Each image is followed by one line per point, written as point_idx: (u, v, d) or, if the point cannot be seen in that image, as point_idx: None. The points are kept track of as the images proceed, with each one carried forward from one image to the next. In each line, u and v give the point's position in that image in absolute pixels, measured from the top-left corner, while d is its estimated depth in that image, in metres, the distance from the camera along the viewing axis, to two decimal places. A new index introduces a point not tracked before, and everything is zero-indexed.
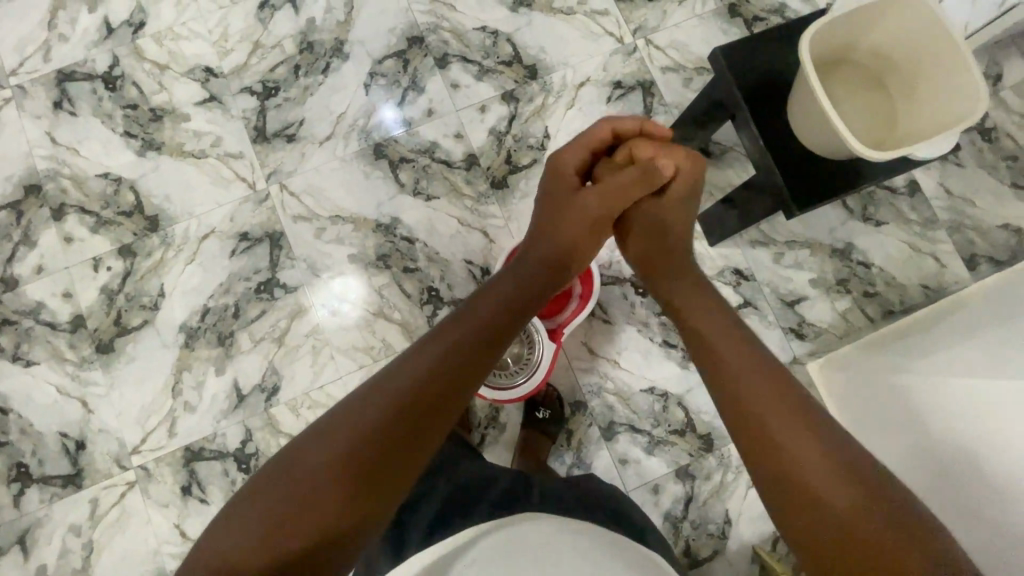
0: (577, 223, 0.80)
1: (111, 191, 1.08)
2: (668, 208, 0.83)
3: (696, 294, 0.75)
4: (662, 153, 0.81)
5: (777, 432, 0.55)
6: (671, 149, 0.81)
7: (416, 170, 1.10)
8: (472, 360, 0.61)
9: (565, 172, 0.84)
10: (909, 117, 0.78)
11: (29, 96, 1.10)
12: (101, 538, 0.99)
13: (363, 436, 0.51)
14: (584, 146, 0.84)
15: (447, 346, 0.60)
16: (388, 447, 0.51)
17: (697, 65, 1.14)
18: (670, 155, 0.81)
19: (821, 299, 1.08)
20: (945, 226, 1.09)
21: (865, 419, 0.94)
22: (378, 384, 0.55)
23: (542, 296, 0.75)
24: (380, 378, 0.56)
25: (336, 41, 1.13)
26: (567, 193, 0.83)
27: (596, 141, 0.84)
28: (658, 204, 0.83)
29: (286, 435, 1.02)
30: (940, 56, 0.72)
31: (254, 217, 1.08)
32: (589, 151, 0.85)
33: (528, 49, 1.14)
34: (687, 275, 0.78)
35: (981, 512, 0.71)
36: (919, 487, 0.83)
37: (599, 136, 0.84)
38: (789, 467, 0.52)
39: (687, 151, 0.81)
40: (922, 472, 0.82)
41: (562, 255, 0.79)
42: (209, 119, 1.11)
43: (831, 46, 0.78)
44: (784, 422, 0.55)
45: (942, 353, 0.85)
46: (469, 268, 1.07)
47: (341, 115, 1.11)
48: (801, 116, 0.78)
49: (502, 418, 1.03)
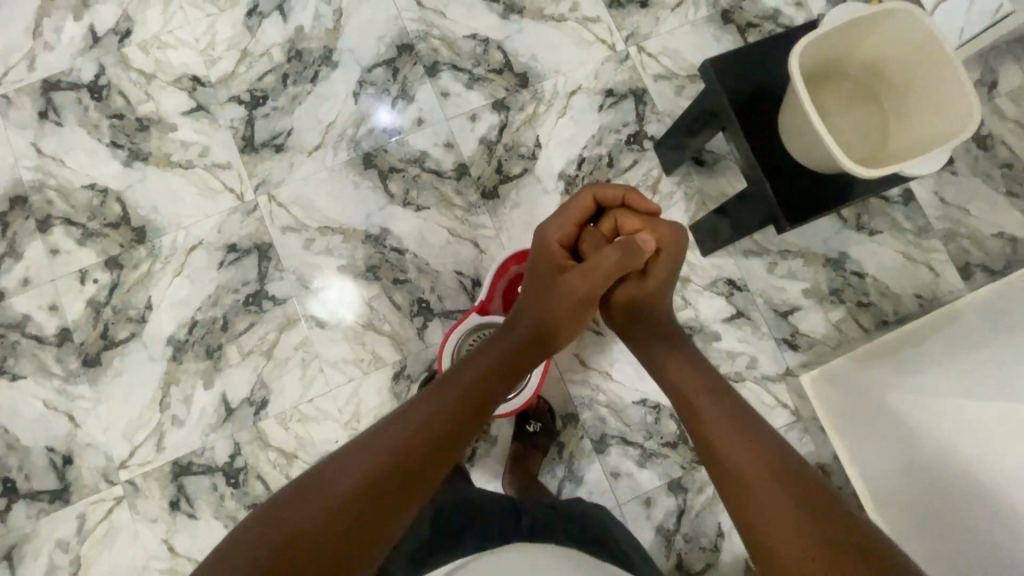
0: (559, 296, 0.78)
1: (98, 202, 1.07)
2: (651, 282, 0.81)
3: (679, 349, 0.76)
4: (651, 226, 0.81)
5: (757, 468, 0.55)
6: (661, 222, 0.81)
7: (406, 180, 1.09)
8: (455, 430, 0.61)
9: (553, 244, 0.83)
10: (901, 130, 0.77)
11: (14, 106, 1.09)
12: (88, 554, 0.98)
13: (361, 479, 0.52)
14: (573, 220, 0.84)
15: (430, 413, 0.60)
16: (367, 510, 0.50)
17: (690, 73, 1.13)
18: (658, 229, 0.81)
19: (814, 309, 1.07)
20: (939, 235, 1.08)
21: (860, 435, 0.94)
22: (360, 451, 0.55)
23: (519, 369, 0.74)
24: (378, 433, 0.58)
25: (325, 49, 1.12)
26: (554, 266, 0.81)
27: (583, 212, 0.84)
28: (639, 281, 0.81)
29: (275, 449, 1.01)
30: (931, 70, 0.71)
31: (242, 228, 1.07)
32: (577, 225, 0.84)
33: (519, 57, 1.13)
34: (666, 331, 0.79)
35: (983, 536, 0.71)
36: (921, 511, 0.82)
37: (584, 205, 0.84)
38: (758, 500, 0.52)
39: (669, 226, 0.82)
40: (921, 494, 0.82)
41: (545, 326, 0.78)
42: (196, 129, 1.10)
43: (822, 59, 0.77)
44: (747, 454, 0.56)
45: (933, 369, 0.84)
46: (459, 279, 1.06)
47: (330, 125, 1.10)
48: (791, 129, 0.77)
49: (493, 431, 1.02)
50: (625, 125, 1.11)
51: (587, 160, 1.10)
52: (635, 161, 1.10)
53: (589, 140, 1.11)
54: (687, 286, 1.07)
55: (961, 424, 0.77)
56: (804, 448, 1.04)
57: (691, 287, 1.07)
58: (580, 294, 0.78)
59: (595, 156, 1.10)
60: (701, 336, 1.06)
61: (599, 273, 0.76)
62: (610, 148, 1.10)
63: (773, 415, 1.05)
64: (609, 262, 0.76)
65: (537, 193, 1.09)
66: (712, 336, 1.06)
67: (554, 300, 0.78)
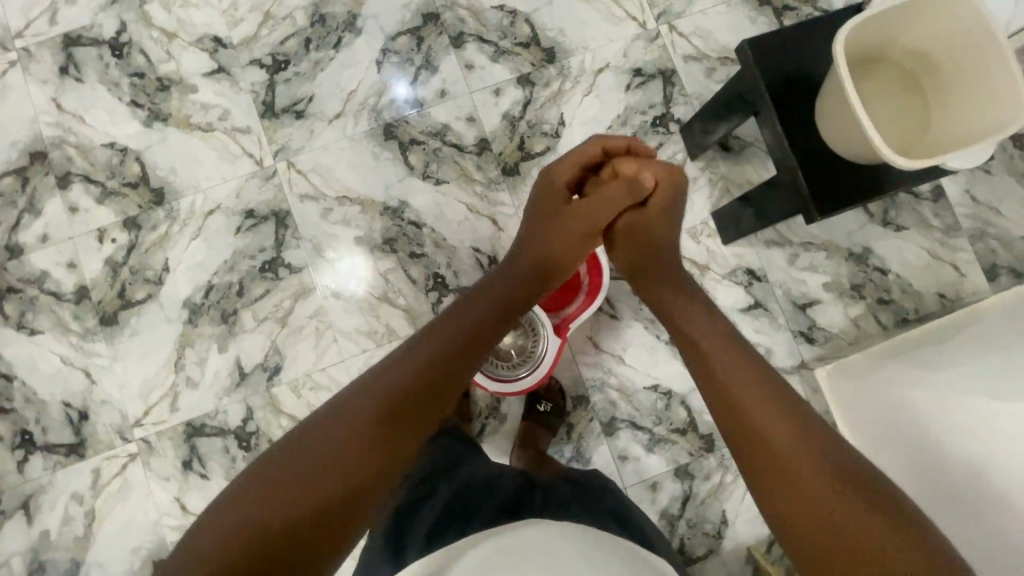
0: (559, 237, 0.77)
1: (117, 161, 1.06)
2: (649, 217, 0.78)
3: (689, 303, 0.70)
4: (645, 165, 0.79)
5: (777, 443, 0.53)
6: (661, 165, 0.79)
7: (427, 152, 1.07)
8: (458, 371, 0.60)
9: (555, 187, 0.81)
10: (943, 122, 0.74)
11: (35, 60, 1.08)
12: (103, 508, 1.00)
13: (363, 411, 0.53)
14: (574, 164, 0.82)
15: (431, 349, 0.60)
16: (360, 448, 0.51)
17: (722, 55, 1.10)
18: (655, 168, 0.78)
19: (833, 304, 1.06)
20: (967, 234, 1.05)
21: (869, 433, 0.91)
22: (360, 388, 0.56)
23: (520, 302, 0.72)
24: (370, 383, 0.57)
25: (349, 14, 1.09)
26: (556, 208, 0.79)
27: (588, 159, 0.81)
28: (639, 214, 0.78)
29: (288, 415, 1.02)
30: (979, 60, 0.68)
31: (260, 195, 1.06)
32: (579, 168, 0.82)
33: (547, 31, 1.10)
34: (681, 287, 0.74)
35: (1012, 540, 0.68)
36: (932, 510, 0.79)
37: (590, 153, 0.81)
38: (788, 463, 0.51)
39: (666, 164, 0.79)
40: (932, 492, 0.79)
41: (546, 259, 0.76)
42: (216, 91, 1.08)
43: (865, 45, 0.74)
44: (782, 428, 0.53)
45: (950, 371, 0.84)
46: (476, 256, 1.05)
47: (352, 93, 1.08)
48: (828, 114, 0.74)
49: (503, 409, 1.03)
50: (652, 106, 1.09)
51: None
52: (660, 144, 1.08)
53: (615, 121, 1.08)
54: (705, 274, 1.06)
55: (990, 422, 0.75)
56: None
57: (709, 275, 1.06)
58: (580, 233, 0.77)
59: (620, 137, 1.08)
60: None
61: (596, 215, 0.77)
62: (635, 129, 1.08)
63: None
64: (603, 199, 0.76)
65: None
66: None
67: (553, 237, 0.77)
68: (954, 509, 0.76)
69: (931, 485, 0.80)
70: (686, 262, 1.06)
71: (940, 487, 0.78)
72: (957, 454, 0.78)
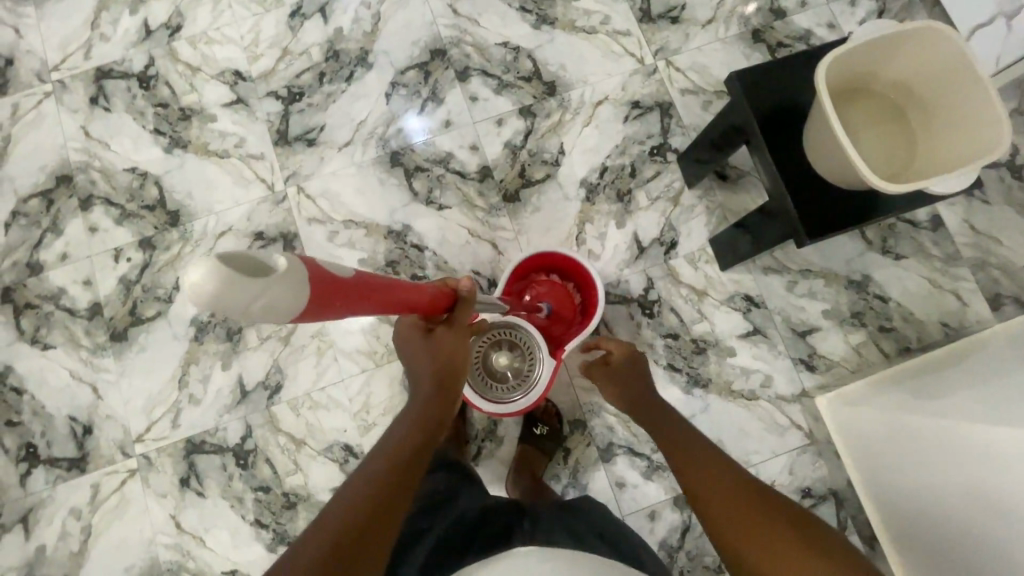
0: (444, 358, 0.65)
1: (137, 185, 1.12)
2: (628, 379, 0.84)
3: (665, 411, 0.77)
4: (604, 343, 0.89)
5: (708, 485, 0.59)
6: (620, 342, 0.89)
7: (430, 179, 1.11)
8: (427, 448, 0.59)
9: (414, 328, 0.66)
10: (928, 151, 0.76)
11: (69, 91, 1.15)
12: (99, 523, 1.00)
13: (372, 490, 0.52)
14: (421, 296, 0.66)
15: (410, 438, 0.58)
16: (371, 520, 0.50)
17: (717, 89, 1.14)
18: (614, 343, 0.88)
19: (834, 331, 1.05)
20: (968, 263, 1.05)
21: (880, 465, 0.91)
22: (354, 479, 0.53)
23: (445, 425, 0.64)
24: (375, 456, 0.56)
25: (361, 50, 1.16)
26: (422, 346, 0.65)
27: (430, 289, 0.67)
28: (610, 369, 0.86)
29: (285, 434, 1.03)
30: (961, 93, 0.70)
31: (270, 217, 1.10)
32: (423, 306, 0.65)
33: (548, 66, 1.15)
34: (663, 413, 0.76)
35: (1012, 558, 0.67)
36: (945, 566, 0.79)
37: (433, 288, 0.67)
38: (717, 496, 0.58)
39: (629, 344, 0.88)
40: (946, 531, 0.79)
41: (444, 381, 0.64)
42: (234, 120, 1.14)
43: (852, 73, 0.76)
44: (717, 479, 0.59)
45: (953, 397, 0.84)
46: (476, 279, 1.07)
47: (362, 122, 1.14)
48: (814, 141, 0.76)
49: (499, 431, 1.02)
50: (650, 136, 1.12)
51: (610, 169, 1.11)
52: (658, 173, 1.11)
53: (613, 150, 1.12)
54: (703, 300, 1.06)
55: (991, 443, 0.74)
56: (816, 473, 1.00)
57: (707, 301, 1.06)
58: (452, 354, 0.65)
59: (618, 165, 1.11)
60: (716, 350, 1.05)
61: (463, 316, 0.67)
62: (633, 159, 1.11)
63: (787, 436, 1.02)
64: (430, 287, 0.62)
65: (558, 199, 1.10)
66: (727, 352, 1.05)
67: (432, 366, 0.64)
68: (965, 546, 0.75)
69: (943, 521, 0.80)
70: (684, 287, 1.07)
71: (951, 523, 0.78)
72: (965, 481, 0.77)
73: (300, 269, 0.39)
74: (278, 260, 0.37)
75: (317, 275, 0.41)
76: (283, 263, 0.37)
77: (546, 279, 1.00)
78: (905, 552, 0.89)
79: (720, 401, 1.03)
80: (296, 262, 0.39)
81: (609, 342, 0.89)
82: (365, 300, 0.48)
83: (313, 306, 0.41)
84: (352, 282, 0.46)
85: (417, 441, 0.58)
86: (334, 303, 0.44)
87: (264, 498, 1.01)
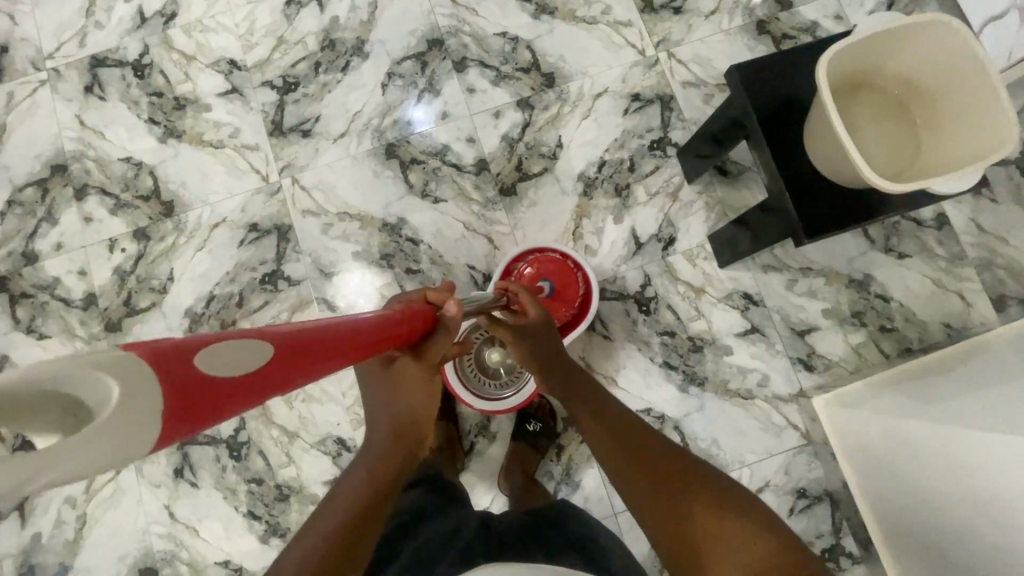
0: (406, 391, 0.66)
1: (131, 175, 1.11)
2: (543, 341, 0.78)
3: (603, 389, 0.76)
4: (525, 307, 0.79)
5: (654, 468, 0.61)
6: (541, 311, 0.79)
7: (426, 171, 1.10)
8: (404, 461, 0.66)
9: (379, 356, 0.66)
10: (931, 149, 0.74)
11: (64, 79, 1.15)
12: (94, 513, 1.01)
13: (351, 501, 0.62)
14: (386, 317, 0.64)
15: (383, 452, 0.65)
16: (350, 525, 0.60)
17: (719, 82, 1.12)
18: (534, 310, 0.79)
19: (833, 331, 1.03)
20: (973, 263, 1.03)
21: (884, 473, 0.88)
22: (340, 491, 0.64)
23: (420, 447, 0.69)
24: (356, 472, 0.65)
25: (357, 39, 1.14)
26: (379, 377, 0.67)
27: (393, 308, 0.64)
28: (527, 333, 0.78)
29: (279, 427, 1.03)
30: (967, 90, 0.68)
31: (265, 209, 1.10)
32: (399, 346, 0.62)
33: (547, 57, 1.13)
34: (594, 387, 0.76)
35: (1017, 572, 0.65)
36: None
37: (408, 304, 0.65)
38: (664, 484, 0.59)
39: (547, 316, 0.80)
40: (949, 541, 0.77)
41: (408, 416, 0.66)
42: (229, 110, 1.13)
43: (856, 67, 0.74)
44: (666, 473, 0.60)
45: (953, 401, 0.82)
46: (471, 273, 1.06)
47: (357, 113, 1.12)
48: (814, 138, 0.74)
49: (492, 427, 1.02)
50: (649, 130, 1.10)
51: (608, 163, 1.09)
52: (657, 167, 1.09)
53: (612, 144, 1.10)
54: (701, 297, 1.05)
55: (991, 451, 0.72)
56: (812, 473, 0.99)
57: (705, 298, 1.05)
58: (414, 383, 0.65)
59: (617, 159, 1.09)
60: (713, 349, 1.03)
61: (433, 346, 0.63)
62: (632, 153, 1.10)
63: (783, 436, 1.01)
64: (370, 319, 0.50)
65: (555, 193, 1.09)
66: (724, 350, 1.03)
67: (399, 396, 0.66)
68: (972, 558, 0.73)
69: (945, 530, 0.78)
70: (682, 285, 1.05)
71: (954, 532, 0.76)
72: (970, 489, 0.74)
73: (152, 394, 0.23)
74: (110, 385, 0.21)
75: (201, 375, 0.27)
76: (118, 392, 0.22)
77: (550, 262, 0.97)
78: (902, 554, 0.87)
79: (716, 400, 1.02)
80: (149, 364, 0.24)
81: (533, 309, 0.78)
82: (289, 375, 0.35)
83: (201, 422, 0.27)
84: (268, 360, 0.33)
85: (364, 506, 0.61)
86: (244, 401, 0.31)
87: (257, 490, 1.01)
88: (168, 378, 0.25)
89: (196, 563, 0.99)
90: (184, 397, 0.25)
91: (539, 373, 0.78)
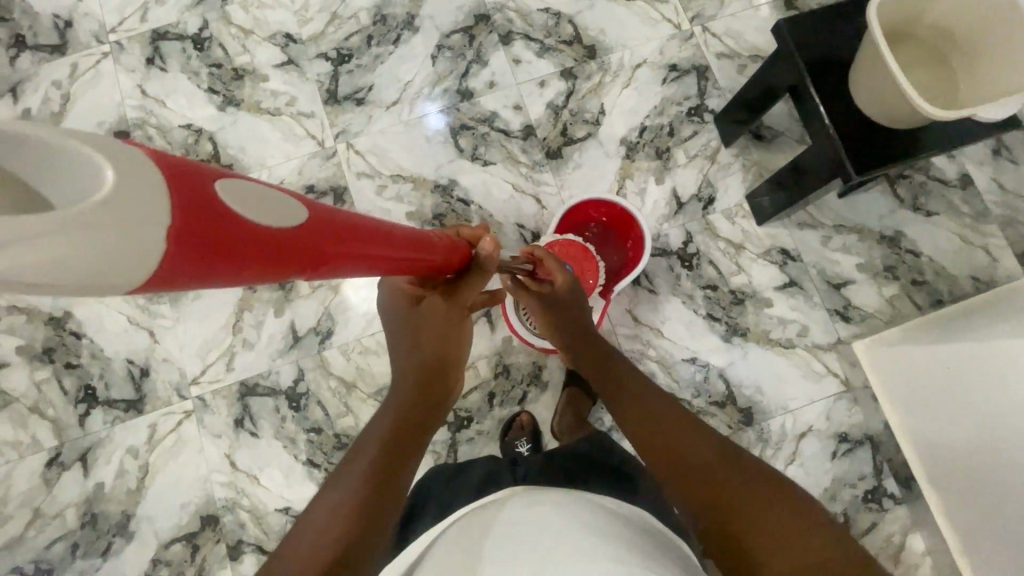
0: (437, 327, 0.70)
1: (192, 140, 1.16)
2: (571, 308, 0.84)
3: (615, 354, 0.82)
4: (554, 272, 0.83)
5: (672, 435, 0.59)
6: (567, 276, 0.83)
7: (476, 137, 1.15)
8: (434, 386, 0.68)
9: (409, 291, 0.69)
10: (967, 90, 0.80)
11: (126, 52, 1.20)
12: (156, 462, 1.04)
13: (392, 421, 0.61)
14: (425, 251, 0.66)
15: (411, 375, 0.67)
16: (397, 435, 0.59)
17: (751, 54, 1.18)
18: (561, 275, 0.83)
19: (867, 284, 1.08)
20: (997, 220, 1.09)
21: (934, 410, 0.92)
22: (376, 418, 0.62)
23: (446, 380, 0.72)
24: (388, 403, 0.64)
25: (408, 14, 1.20)
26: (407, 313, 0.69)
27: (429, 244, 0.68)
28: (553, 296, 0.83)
29: (337, 378, 1.06)
30: (998, 33, 0.75)
31: (321, 172, 1.14)
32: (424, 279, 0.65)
33: (588, 31, 1.19)
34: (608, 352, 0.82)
35: None
36: (991, 507, 0.83)
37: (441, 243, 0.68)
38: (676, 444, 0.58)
39: (575, 282, 0.84)
40: (997, 461, 0.81)
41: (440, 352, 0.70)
42: (286, 80, 1.18)
43: (894, 17, 0.80)
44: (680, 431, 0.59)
45: (987, 332, 0.88)
46: (521, 231, 1.11)
47: (409, 83, 1.18)
48: (861, 81, 0.80)
49: (544, 376, 1.05)
50: (687, 98, 1.16)
51: (648, 128, 1.15)
52: (695, 132, 1.15)
53: (652, 111, 1.16)
54: (741, 253, 1.10)
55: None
56: (852, 418, 1.04)
57: (745, 254, 1.10)
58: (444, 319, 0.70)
59: (657, 125, 1.15)
60: (754, 301, 1.08)
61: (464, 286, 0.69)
62: (672, 119, 1.15)
63: (823, 383, 1.05)
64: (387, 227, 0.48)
65: (599, 156, 1.14)
66: (764, 302, 1.08)
67: (429, 327, 0.69)
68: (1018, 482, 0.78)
69: (992, 451, 0.82)
70: (722, 241, 1.10)
71: (998, 459, 0.81)
72: (1020, 429, 0.78)
73: (151, 175, 0.22)
74: (100, 168, 0.20)
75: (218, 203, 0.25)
76: (112, 175, 0.20)
77: (602, 213, 1.06)
78: (941, 483, 0.92)
79: (759, 349, 1.07)
80: (153, 166, 0.22)
81: (560, 276, 0.82)
82: (297, 251, 0.33)
83: (199, 267, 0.25)
84: (289, 230, 0.32)
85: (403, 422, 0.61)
86: (255, 257, 0.29)
87: (316, 439, 1.04)
88: (176, 193, 0.23)
89: (258, 510, 1.02)
90: (194, 209, 0.24)
91: (559, 335, 0.86)
